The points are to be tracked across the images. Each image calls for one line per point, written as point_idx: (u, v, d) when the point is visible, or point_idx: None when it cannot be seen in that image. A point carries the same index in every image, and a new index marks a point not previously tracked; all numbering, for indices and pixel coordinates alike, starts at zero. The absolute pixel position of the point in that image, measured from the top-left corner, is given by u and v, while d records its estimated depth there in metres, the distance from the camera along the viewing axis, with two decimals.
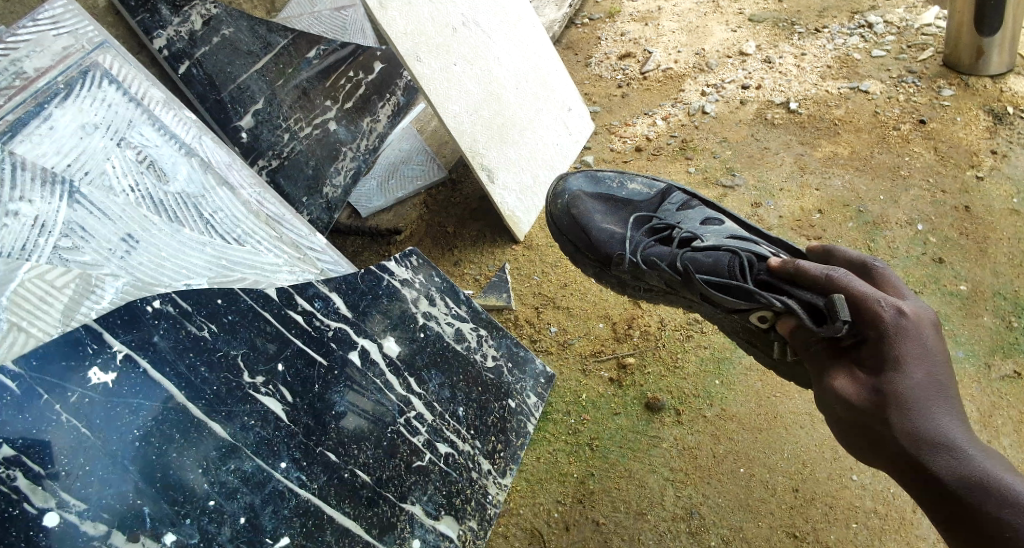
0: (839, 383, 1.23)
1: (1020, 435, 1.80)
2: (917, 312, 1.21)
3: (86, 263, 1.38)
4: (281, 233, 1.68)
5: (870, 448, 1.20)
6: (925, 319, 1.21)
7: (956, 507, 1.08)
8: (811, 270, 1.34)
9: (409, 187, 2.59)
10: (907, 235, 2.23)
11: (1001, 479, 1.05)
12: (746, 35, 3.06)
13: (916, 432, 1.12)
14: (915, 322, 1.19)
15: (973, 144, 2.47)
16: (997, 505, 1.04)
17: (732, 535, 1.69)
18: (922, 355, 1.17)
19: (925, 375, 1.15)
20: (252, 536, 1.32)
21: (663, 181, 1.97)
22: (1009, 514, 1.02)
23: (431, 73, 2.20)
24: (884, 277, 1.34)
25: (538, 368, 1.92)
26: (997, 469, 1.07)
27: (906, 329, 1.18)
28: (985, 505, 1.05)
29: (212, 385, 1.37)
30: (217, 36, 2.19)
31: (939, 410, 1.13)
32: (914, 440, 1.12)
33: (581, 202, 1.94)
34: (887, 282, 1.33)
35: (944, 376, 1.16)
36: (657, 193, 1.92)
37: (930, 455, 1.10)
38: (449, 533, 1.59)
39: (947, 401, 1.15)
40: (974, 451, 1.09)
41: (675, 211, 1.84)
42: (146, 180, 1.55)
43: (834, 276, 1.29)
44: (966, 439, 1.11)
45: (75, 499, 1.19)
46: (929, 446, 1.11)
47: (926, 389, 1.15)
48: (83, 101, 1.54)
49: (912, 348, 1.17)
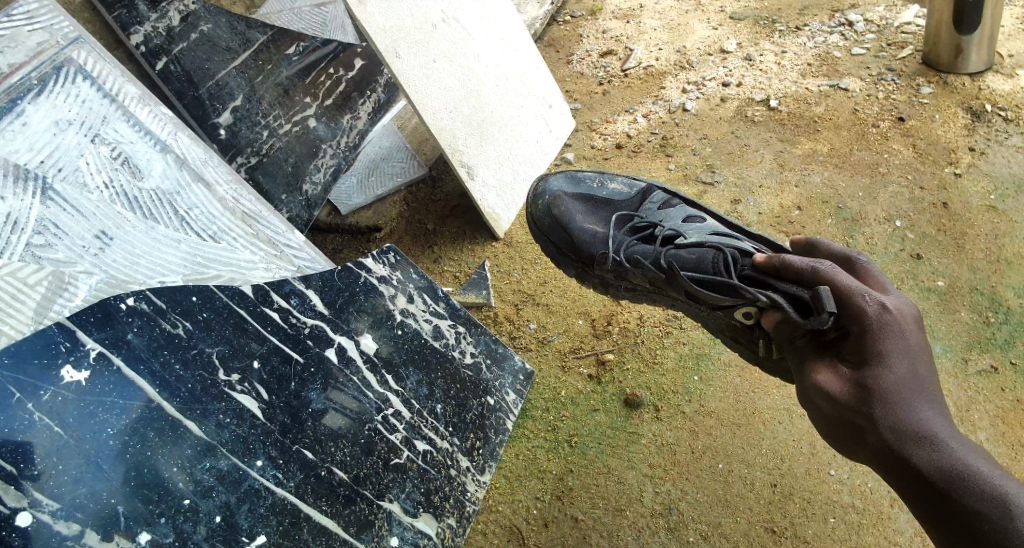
0: (823, 378, 1.22)
1: (996, 429, 1.82)
2: (901, 310, 1.22)
3: (59, 261, 1.36)
4: (257, 229, 1.66)
5: (852, 442, 1.19)
6: (909, 316, 1.21)
7: (935, 498, 1.08)
8: (801, 263, 1.35)
9: (389, 184, 2.58)
10: (885, 232, 2.24)
11: (981, 471, 1.06)
12: (727, 33, 3.07)
13: (898, 425, 1.13)
14: (898, 319, 1.20)
15: (951, 141, 2.49)
16: (976, 498, 1.05)
17: (710, 530, 1.69)
18: (905, 351, 1.17)
19: (908, 370, 1.16)
20: (228, 534, 1.31)
21: (642, 182, 1.99)
22: (988, 505, 1.03)
23: (410, 69, 2.19)
24: (870, 273, 1.35)
25: (516, 364, 1.93)
26: (978, 462, 1.08)
27: (891, 324, 1.19)
28: (966, 497, 1.05)
29: (187, 383, 1.36)
30: (195, 32, 2.17)
31: (920, 403, 1.14)
32: (897, 432, 1.12)
33: (562, 202, 1.94)
34: (873, 277, 1.34)
35: (926, 371, 1.17)
36: (637, 193, 1.94)
37: (911, 448, 1.11)
38: (427, 531, 1.59)
39: (930, 394, 1.16)
40: (956, 443, 1.10)
41: (655, 210, 1.85)
42: (121, 176, 1.53)
43: (826, 269, 1.30)
44: (948, 431, 1.11)
45: (47, 499, 1.17)
46: (911, 438, 1.11)
47: (909, 383, 1.15)
48: (56, 97, 1.52)
49: (897, 343, 1.17)
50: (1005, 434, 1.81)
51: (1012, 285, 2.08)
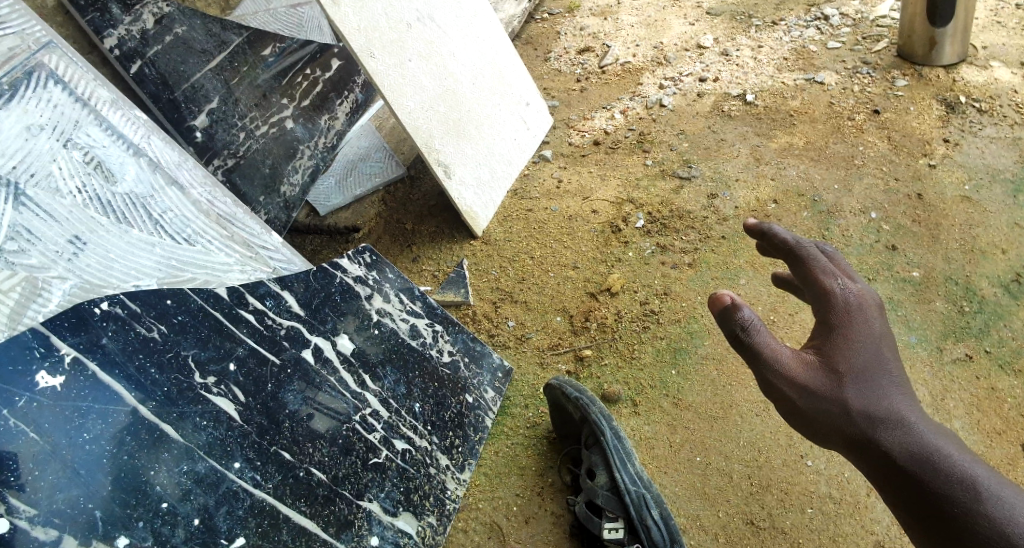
0: (789, 363, 1.03)
1: (971, 417, 1.84)
2: (863, 289, 1.09)
3: (33, 266, 1.33)
4: (231, 231, 1.64)
5: (820, 434, 1.04)
6: (871, 296, 1.09)
7: (906, 486, 0.98)
8: (777, 235, 1.12)
9: (367, 184, 2.59)
10: (860, 223, 2.26)
11: (951, 454, 0.98)
12: (704, 28, 3.08)
13: (868, 412, 1.01)
14: (861, 299, 1.07)
15: (926, 132, 2.51)
16: (945, 481, 0.95)
17: (689, 523, 1.70)
18: (870, 332, 1.06)
19: (873, 351, 1.05)
20: (207, 537, 1.31)
21: (582, 395, 1.77)
22: (960, 490, 0.94)
23: (385, 69, 2.19)
24: (829, 253, 1.14)
25: (494, 362, 1.95)
26: (946, 445, 0.99)
27: (855, 304, 1.07)
28: (937, 484, 0.96)
29: (162, 386, 1.36)
30: (169, 35, 2.17)
31: (886, 385, 1.04)
32: (867, 419, 1.01)
33: (550, 399, 1.81)
34: (828, 255, 1.14)
35: (889, 352, 1.07)
36: (578, 424, 1.78)
37: (882, 434, 1.00)
38: (407, 529, 1.60)
39: (895, 377, 1.05)
40: (923, 425, 1.01)
41: (593, 446, 1.73)
42: (94, 181, 1.48)
43: (799, 245, 1.11)
44: (914, 412, 1.02)
45: (24, 505, 1.17)
46: (880, 425, 1.01)
47: (875, 365, 1.04)
48: (28, 102, 1.45)
49: (860, 322, 1.05)
50: (980, 422, 1.83)
51: (985, 275, 2.10)
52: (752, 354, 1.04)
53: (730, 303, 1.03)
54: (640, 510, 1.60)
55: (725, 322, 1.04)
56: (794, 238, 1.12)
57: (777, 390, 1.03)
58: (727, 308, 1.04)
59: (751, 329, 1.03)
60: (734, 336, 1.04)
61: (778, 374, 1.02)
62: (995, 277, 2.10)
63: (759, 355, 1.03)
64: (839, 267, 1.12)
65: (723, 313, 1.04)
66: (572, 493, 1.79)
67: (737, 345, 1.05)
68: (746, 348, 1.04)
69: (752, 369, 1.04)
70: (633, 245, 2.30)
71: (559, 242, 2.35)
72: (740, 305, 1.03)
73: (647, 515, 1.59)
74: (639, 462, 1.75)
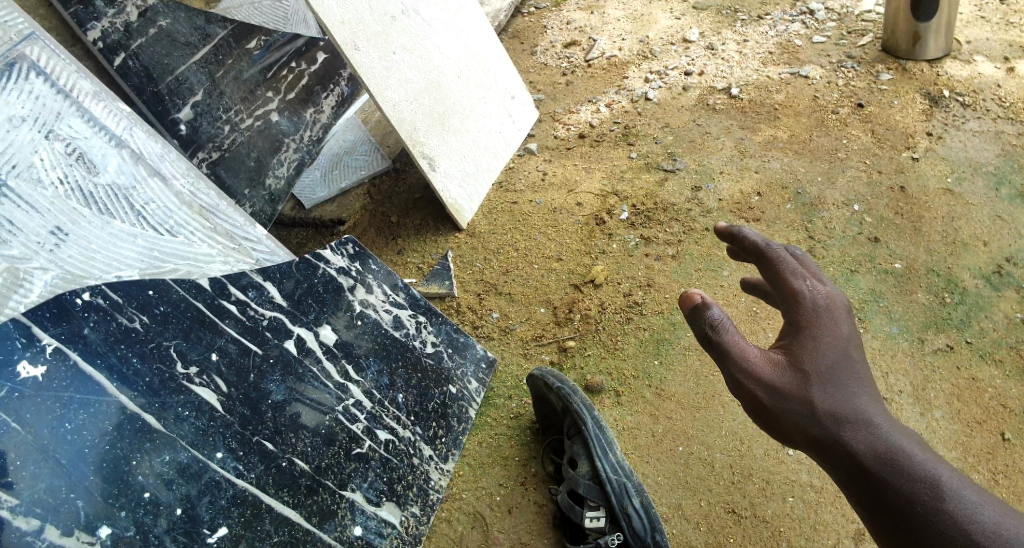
0: (756, 362, 1.04)
1: (951, 406, 1.85)
2: (830, 291, 1.09)
3: (14, 257, 1.31)
4: (213, 222, 1.60)
5: (788, 435, 1.04)
6: (839, 298, 1.09)
7: (871, 486, 0.97)
8: (747, 238, 1.12)
9: (353, 176, 2.60)
10: (843, 215, 2.28)
11: (915, 455, 0.97)
12: (690, 23, 3.10)
13: (834, 411, 1.02)
14: (829, 303, 1.07)
15: (909, 126, 2.53)
16: (908, 480, 0.95)
17: (671, 512, 1.71)
18: (837, 334, 1.06)
19: (840, 353, 1.05)
20: (190, 527, 1.31)
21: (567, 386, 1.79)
22: (922, 488, 0.94)
23: (369, 62, 2.19)
24: (800, 257, 1.14)
25: (478, 353, 1.96)
26: (910, 446, 0.99)
27: (823, 305, 1.07)
28: (900, 483, 0.95)
29: (144, 376, 1.36)
30: (154, 27, 2.17)
31: (852, 387, 1.04)
32: (832, 418, 1.02)
33: (535, 387, 1.83)
34: (799, 259, 1.14)
35: (857, 356, 1.07)
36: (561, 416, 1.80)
37: (848, 435, 1.01)
38: (391, 519, 1.60)
39: (862, 378, 1.06)
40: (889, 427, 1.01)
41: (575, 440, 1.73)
42: (76, 172, 1.46)
43: (768, 247, 1.11)
44: (879, 414, 1.02)
45: (6, 495, 1.17)
46: (845, 426, 1.01)
47: (842, 367, 1.05)
48: (10, 93, 1.43)
49: (827, 323, 1.06)
50: (960, 411, 1.85)
51: (967, 266, 2.12)
52: (720, 353, 1.06)
53: (700, 301, 1.06)
54: (621, 498, 1.61)
55: (695, 321, 1.07)
56: (764, 240, 1.12)
57: (746, 389, 1.04)
58: (697, 307, 1.07)
59: (720, 327, 1.05)
60: (704, 335, 1.06)
61: (745, 372, 1.03)
62: (977, 268, 2.12)
63: (727, 353, 1.05)
64: (807, 270, 1.11)
65: (693, 312, 1.07)
66: (556, 483, 1.79)
67: (708, 344, 1.07)
68: (716, 347, 1.06)
69: (720, 368, 1.06)
70: (617, 237, 2.31)
71: (544, 235, 2.36)
72: (710, 304, 1.06)
73: (628, 503, 1.60)
74: (621, 451, 1.76)
